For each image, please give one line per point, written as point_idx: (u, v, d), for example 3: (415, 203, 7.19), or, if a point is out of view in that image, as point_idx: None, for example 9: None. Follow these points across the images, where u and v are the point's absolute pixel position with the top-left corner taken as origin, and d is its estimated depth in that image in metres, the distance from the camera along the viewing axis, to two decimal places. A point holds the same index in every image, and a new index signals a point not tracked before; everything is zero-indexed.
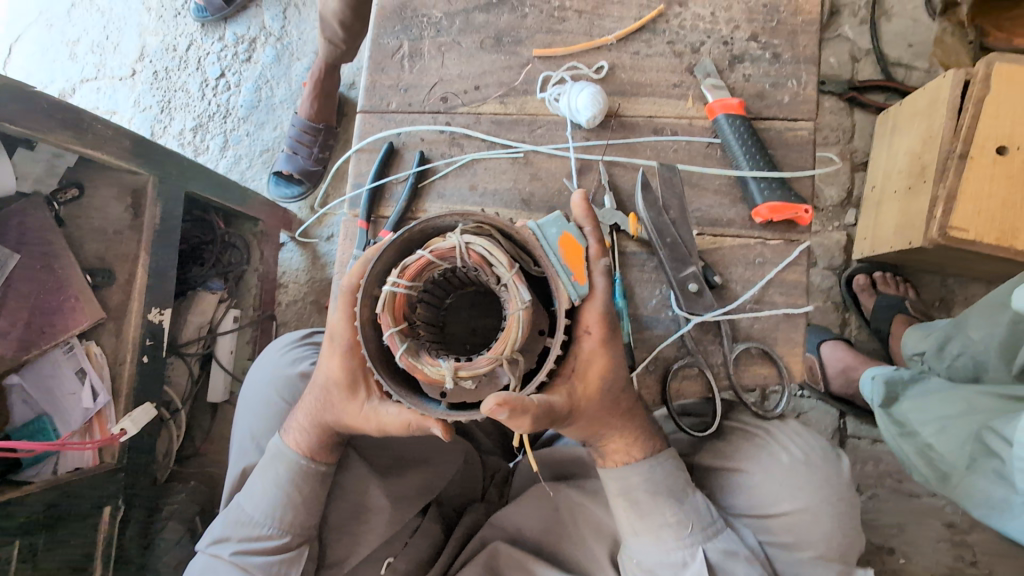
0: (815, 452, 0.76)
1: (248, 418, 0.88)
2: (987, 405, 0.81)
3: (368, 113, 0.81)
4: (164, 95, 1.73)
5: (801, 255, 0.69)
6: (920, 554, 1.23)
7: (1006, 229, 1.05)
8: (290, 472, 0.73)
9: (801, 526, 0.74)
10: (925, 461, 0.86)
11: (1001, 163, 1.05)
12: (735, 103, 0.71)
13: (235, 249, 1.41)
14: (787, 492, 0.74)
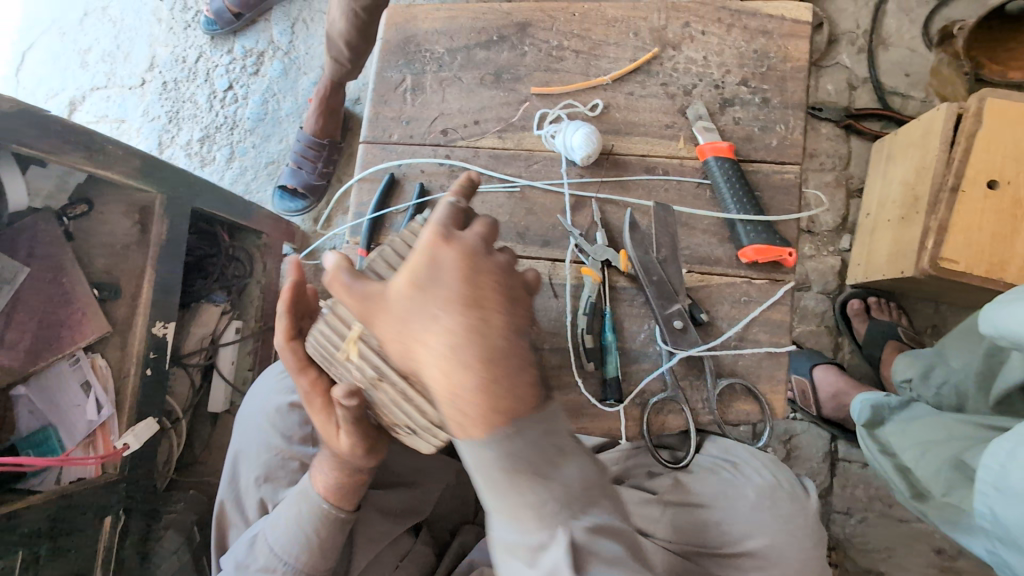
0: (780, 487, 0.78)
1: (250, 450, 0.88)
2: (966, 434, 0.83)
3: (370, 143, 0.84)
4: (172, 106, 1.77)
5: (785, 295, 0.72)
6: None
7: (994, 261, 1.05)
8: (313, 513, 0.75)
9: (769, 562, 0.74)
10: (906, 481, 0.89)
11: (991, 198, 1.06)
12: (725, 146, 0.74)
13: (239, 262, 1.44)
14: (752, 529, 0.75)
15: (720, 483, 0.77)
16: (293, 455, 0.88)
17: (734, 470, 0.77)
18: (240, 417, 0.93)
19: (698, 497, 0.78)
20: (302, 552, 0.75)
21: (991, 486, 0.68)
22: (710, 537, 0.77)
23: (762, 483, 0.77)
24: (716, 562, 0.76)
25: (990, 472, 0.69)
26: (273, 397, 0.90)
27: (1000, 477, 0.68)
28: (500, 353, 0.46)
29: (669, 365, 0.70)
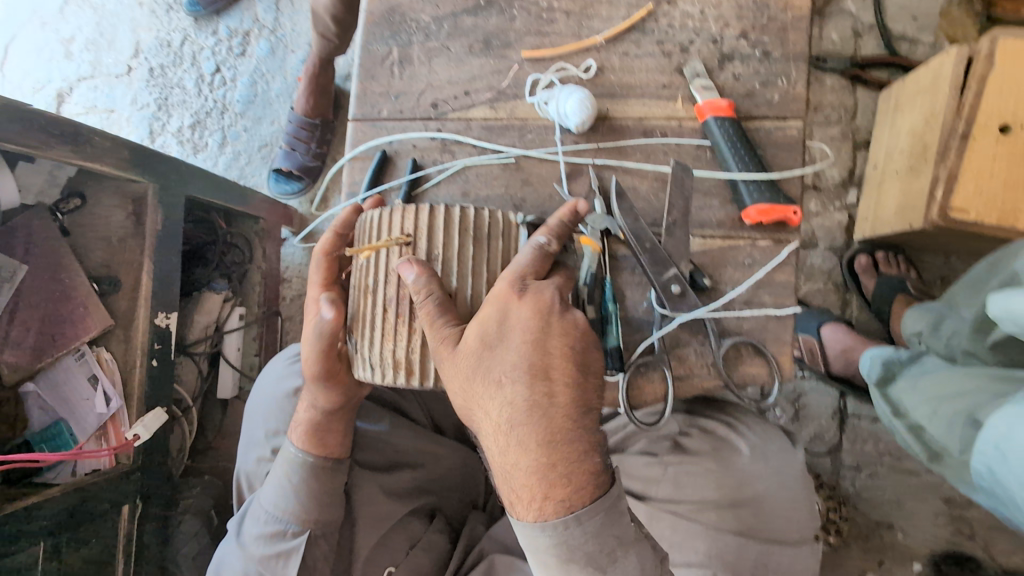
0: (771, 443, 0.83)
1: (255, 425, 0.93)
2: (971, 388, 0.81)
3: (359, 121, 0.82)
4: (161, 92, 1.73)
5: (790, 255, 0.70)
6: (918, 529, 1.26)
7: (1008, 210, 1.03)
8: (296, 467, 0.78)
9: (766, 510, 0.78)
10: (921, 442, 0.90)
11: (1004, 143, 1.01)
12: (724, 104, 0.71)
13: (237, 249, 1.43)
14: (746, 478, 0.80)
15: (715, 441, 0.83)
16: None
17: (727, 428, 0.84)
18: (251, 401, 0.96)
19: (694, 454, 0.82)
20: (296, 505, 0.78)
21: (992, 446, 0.69)
22: (714, 491, 0.79)
23: (755, 439, 0.83)
24: (717, 515, 0.77)
25: (996, 432, 0.68)
26: (279, 381, 0.92)
27: (1002, 437, 0.67)
28: (562, 430, 0.55)
29: (673, 331, 0.69)
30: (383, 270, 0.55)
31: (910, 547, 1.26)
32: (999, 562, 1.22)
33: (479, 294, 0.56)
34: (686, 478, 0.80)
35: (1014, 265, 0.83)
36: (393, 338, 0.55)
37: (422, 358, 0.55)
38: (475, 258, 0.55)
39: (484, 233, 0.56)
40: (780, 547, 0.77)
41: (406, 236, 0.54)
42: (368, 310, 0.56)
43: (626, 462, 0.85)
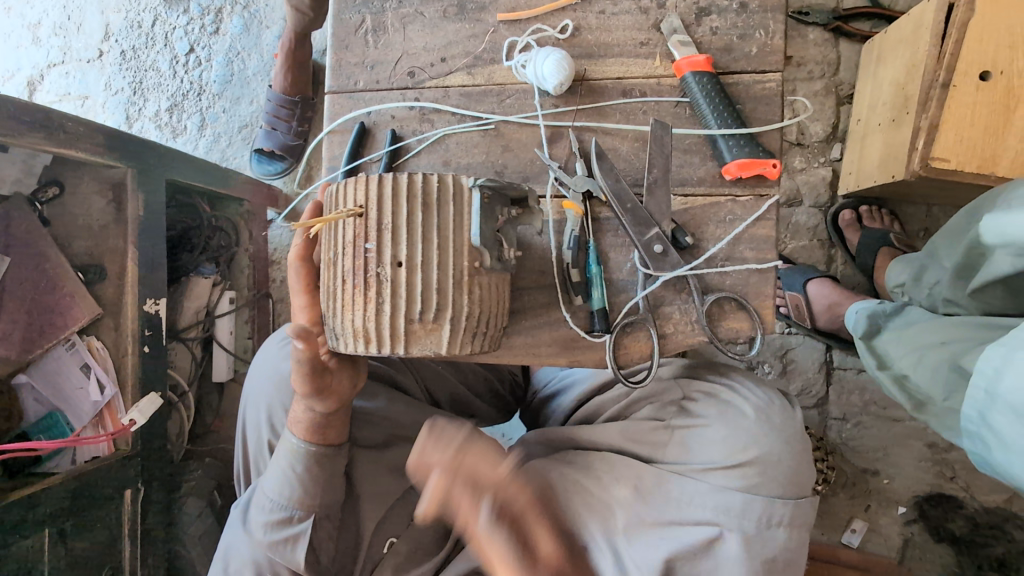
0: (774, 405, 0.80)
1: (253, 409, 0.92)
2: (957, 336, 0.84)
3: (336, 94, 0.81)
4: (135, 76, 1.69)
5: (771, 209, 0.70)
6: (902, 473, 1.30)
7: (988, 156, 1.04)
8: (297, 455, 0.78)
9: (768, 471, 0.76)
10: (904, 392, 0.90)
11: (983, 90, 1.02)
12: (702, 59, 0.70)
13: (223, 232, 1.41)
14: (749, 441, 0.77)
15: (719, 404, 0.81)
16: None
17: (730, 390, 0.82)
18: (247, 385, 0.96)
19: (697, 417, 0.81)
20: (299, 489, 0.78)
21: (982, 389, 0.71)
22: (714, 454, 0.78)
23: (759, 402, 0.80)
24: (723, 475, 0.76)
25: (985, 375, 0.70)
26: (275, 365, 0.92)
27: (992, 379, 0.69)
28: None
29: (656, 291, 0.70)
30: (341, 244, 0.56)
31: (895, 491, 1.30)
32: (980, 501, 1.27)
33: (432, 259, 0.54)
34: (681, 442, 0.81)
35: (992, 211, 0.84)
36: (350, 309, 0.55)
37: (377, 325, 0.55)
38: (425, 224, 0.54)
39: (434, 199, 0.54)
40: (784, 503, 0.75)
41: (356, 206, 0.54)
42: (330, 281, 0.57)
43: (628, 426, 0.83)
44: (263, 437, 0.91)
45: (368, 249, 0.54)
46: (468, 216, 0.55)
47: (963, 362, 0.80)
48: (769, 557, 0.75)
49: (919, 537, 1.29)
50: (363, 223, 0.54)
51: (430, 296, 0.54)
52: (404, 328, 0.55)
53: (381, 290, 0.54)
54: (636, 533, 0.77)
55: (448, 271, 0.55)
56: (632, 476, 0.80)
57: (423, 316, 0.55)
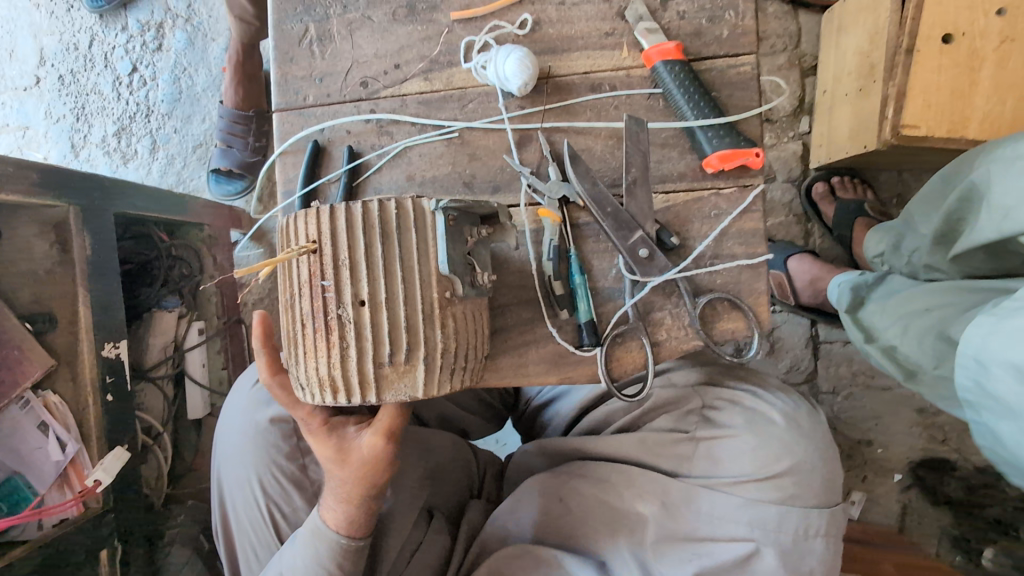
0: (801, 412, 0.78)
1: (232, 465, 0.86)
2: (946, 302, 0.80)
3: (284, 111, 0.75)
4: (76, 101, 1.59)
5: (756, 200, 0.67)
6: (896, 442, 1.30)
7: (958, 120, 1.01)
8: (327, 550, 0.72)
9: (803, 479, 0.75)
10: (895, 362, 0.87)
11: (947, 54, 0.98)
12: (673, 47, 0.66)
13: (184, 262, 1.34)
14: (783, 450, 0.75)
15: (745, 411, 0.78)
16: (284, 470, 0.84)
17: (754, 397, 0.79)
18: (219, 438, 0.90)
19: (724, 427, 0.78)
20: (336, 558, 0.73)
21: (972, 359, 0.67)
22: (746, 466, 0.75)
23: (788, 408, 0.78)
24: (758, 488, 0.74)
25: (973, 344, 0.67)
26: (250, 411, 0.87)
27: (981, 349, 0.66)
28: None
29: (645, 297, 0.67)
30: (297, 285, 0.51)
31: (889, 460, 1.30)
32: (972, 462, 1.26)
33: (396, 294, 0.50)
34: (707, 453, 0.78)
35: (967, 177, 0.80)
36: (313, 356, 0.51)
37: (343, 373, 0.50)
38: (384, 254, 0.50)
39: (394, 226, 0.50)
40: (818, 512, 0.75)
41: (310, 242, 0.50)
42: (291, 327, 0.53)
43: (646, 437, 0.80)
44: (245, 490, 0.85)
45: (326, 288, 0.50)
46: (433, 243, 0.51)
47: (949, 329, 0.78)
48: (802, 566, 0.75)
49: (916, 503, 1.29)
50: (319, 261, 0.50)
51: (398, 334, 0.50)
52: (373, 373, 0.50)
53: (345, 333, 0.50)
54: (667, 547, 0.75)
55: (416, 304, 0.50)
56: (659, 491, 0.76)
57: (393, 358, 0.50)
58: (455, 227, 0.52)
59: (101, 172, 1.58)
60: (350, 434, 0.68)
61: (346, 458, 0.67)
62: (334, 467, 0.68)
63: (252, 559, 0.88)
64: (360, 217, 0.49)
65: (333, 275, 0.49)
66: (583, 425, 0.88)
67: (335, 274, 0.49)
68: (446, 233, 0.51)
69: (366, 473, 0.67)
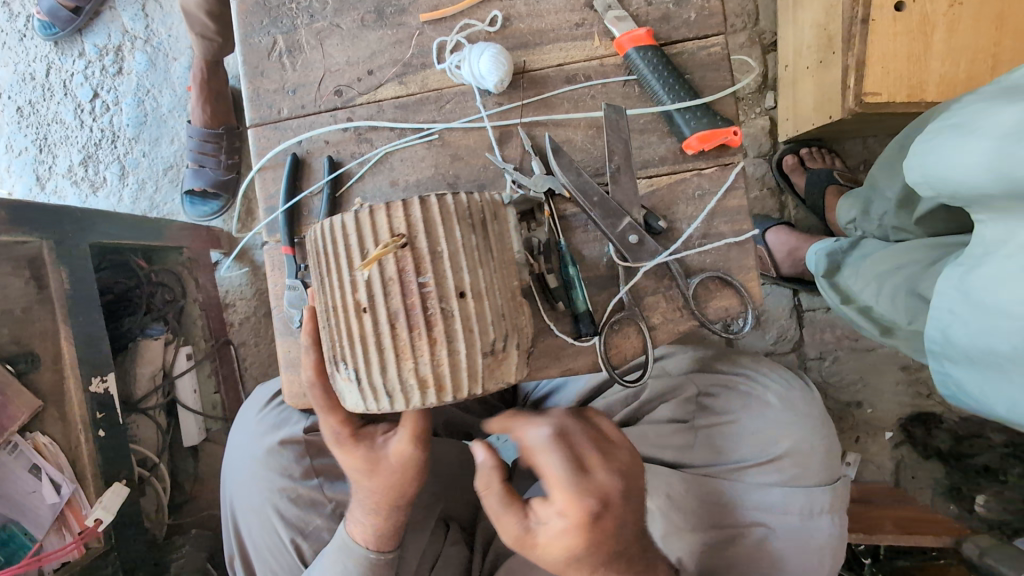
0: (797, 389, 0.79)
1: (247, 493, 0.85)
2: (911, 259, 0.83)
3: (259, 126, 0.74)
4: (37, 132, 1.55)
5: (737, 178, 0.68)
6: (883, 401, 1.33)
7: (916, 84, 1.02)
8: (360, 565, 0.73)
9: (805, 457, 0.76)
10: (869, 320, 0.91)
11: (901, 20, 0.99)
12: (643, 33, 0.67)
13: (166, 287, 1.32)
14: (782, 430, 0.76)
15: (740, 396, 0.79)
16: (300, 491, 0.84)
17: (748, 380, 0.80)
18: (228, 470, 0.89)
19: (723, 414, 0.79)
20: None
21: (948, 310, 0.68)
22: (747, 450, 0.77)
23: (780, 388, 0.79)
24: (759, 472, 0.76)
25: (943, 294, 0.69)
26: (258, 437, 0.86)
27: (960, 298, 0.67)
28: None
29: (638, 283, 0.68)
30: (383, 283, 0.48)
31: (879, 419, 1.33)
32: (957, 412, 1.30)
33: (492, 285, 0.51)
34: (710, 440, 0.79)
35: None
36: (411, 355, 0.48)
37: (452, 369, 0.49)
38: (474, 244, 0.50)
39: (480, 218, 0.51)
40: (822, 489, 0.76)
41: (400, 237, 0.48)
42: (369, 330, 0.49)
43: (648, 430, 0.82)
44: (262, 516, 0.84)
45: (424, 284, 0.48)
46: (509, 232, 0.54)
47: (919, 285, 0.80)
48: (813, 546, 0.76)
49: (908, 458, 1.32)
50: (412, 255, 0.48)
51: (502, 322, 0.51)
52: (479, 366, 0.50)
53: (450, 328, 0.48)
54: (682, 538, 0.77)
55: (503, 295, 0.52)
56: (664, 484, 0.77)
57: (496, 346, 0.50)
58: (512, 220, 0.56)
59: (70, 203, 1.54)
60: (379, 443, 0.65)
61: (377, 468, 0.65)
62: (365, 478, 0.66)
63: None
64: (456, 208, 0.50)
65: (438, 267, 0.48)
66: None
67: (438, 265, 0.48)
68: (513, 226, 0.55)
69: (399, 480, 0.65)
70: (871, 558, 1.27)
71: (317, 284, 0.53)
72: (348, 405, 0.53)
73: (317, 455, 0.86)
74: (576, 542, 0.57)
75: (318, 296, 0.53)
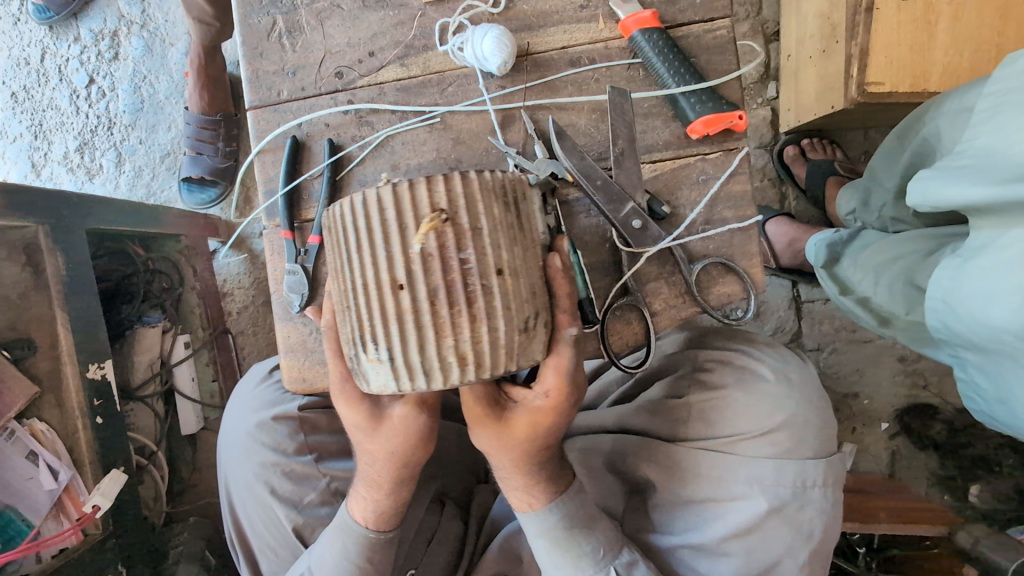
0: (792, 367, 0.78)
1: (241, 471, 0.85)
2: (910, 249, 0.83)
3: (258, 108, 0.73)
4: (33, 118, 1.53)
5: (742, 163, 0.67)
6: (880, 392, 1.34)
7: (918, 73, 1.02)
8: (359, 544, 0.73)
9: (797, 431, 0.74)
10: (868, 311, 0.90)
11: (906, 7, 0.98)
12: (649, 15, 0.66)
13: (163, 274, 1.32)
14: (775, 405, 0.74)
15: (737, 370, 0.78)
16: (293, 467, 0.83)
17: (745, 355, 0.79)
18: (223, 446, 0.89)
19: (716, 388, 0.77)
20: (366, 554, 0.73)
21: (942, 302, 0.69)
22: (741, 423, 0.75)
23: (775, 362, 0.78)
24: (754, 445, 0.74)
25: (941, 287, 0.69)
26: (252, 413, 0.86)
27: (950, 291, 0.67)
28: None
29: (641, 268, 0.67)
30: (423, 260, 0.47)
31: (875, 410, 1.33)
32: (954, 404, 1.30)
33: (522, 264, 0.50)
34: (701, 415, 0.77)
35: (923, 132, 0.83)
36: (450, 332, 0.48)
37: (492, 346, 0.48)
38: (510, 222, 0.50)
39: (514, 196, 0.51)
40: (814, 463, 0.74)
41: (441, 211, 0.47)
42: (406, 307, 0.48)
43: (646, 407, 0.82)
44: (255, 491, 0.84)
45: (464, 260, 0.48)
46: (536, 211, 0.55)
47: (917, 277, 0.80)
48: (804, 521, 0.74)
49: (903, 449, 1.33)
50: (452, 230, 0.48)
51: (534, 300, 0.51)
52: (515, 343, 0.50)
53: (488, 305, 0.48)
54: (675, 509, 0.77)
55: (535, 273, 0.52)
56: (660, 459, 0.78)
57: (529, 323, 0.51)
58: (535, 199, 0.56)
59: (67, 190, 1.52)
60: (383, 404, 0.64)
61: (378, 428, 0.63)
62: (364, 438, 0.64)
63: (266, 562, 0.86)
64: (493, 187, 0.49)
65: (477, 244, 0.48)
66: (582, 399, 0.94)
67: (476, 242, 0.48)
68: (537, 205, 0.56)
69: (400, 446, 0.64)
70: (865, 546, 1.28)
71: (339, 260, 0.51)
72: (374, 387, 0.52)
73: (312, 432, 0.86)
74: (543, 420, 0.61)
75: (341, 273, 0.51)
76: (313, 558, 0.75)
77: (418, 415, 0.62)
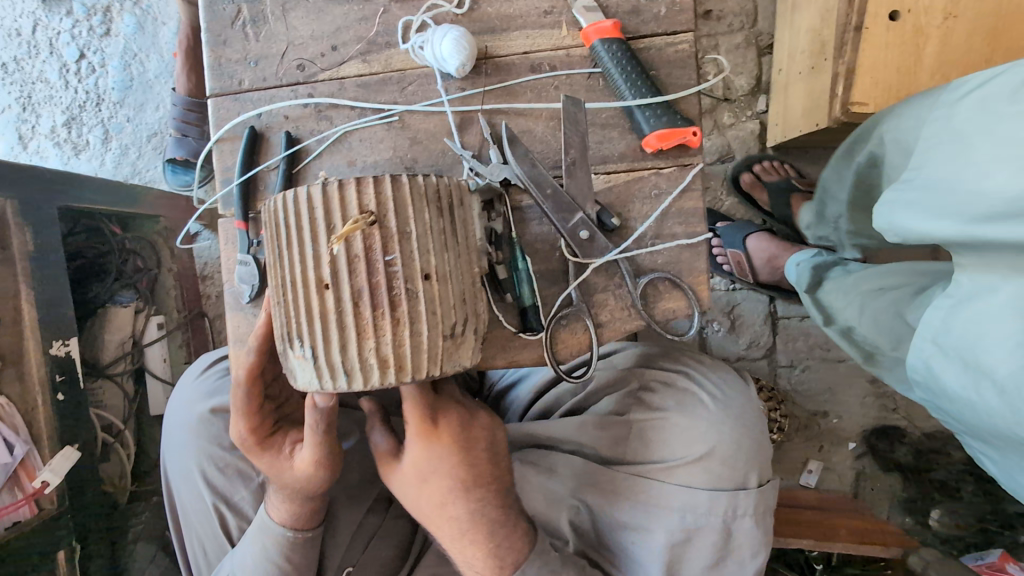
0: (732, 389, 0.78)
1: (176, 455, 0.86)
2: (897, 282, 0.81)
3: (219, 96, 0.73)
4: (21, 90, 1.52)
5: (695, 179, 0.67)
6: (849, 411, 1.34)
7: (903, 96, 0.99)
8: (279, 545, 0.73)
9: (727, 458, 0.75)
10: (855, 346, 0.87)
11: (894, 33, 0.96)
12: (610, 25, 0.65)
13: (140, 255, 1.31)
14: (708, 433, 0.75)
15: (677, 393, 0.78)
16: (228, 461, 0.83)
17: (688, 377, 0.79)
18: (167, 436, 0.88)
19: (657, 409, 0.78)
20: (286, 554, 0.74)
21: (932, 343, 0.64)
22: (672, 447, 0.76)
23: (716, 390, 0.78)
24: (687, 472, 0.75)
25: (931, 326, 0.64)
26: (192, 403, 0.85)
27: (937, 332, 0.63)
28: None
29: (589, 279, 0.67)
30: (348, 261, 0.48)
31: (844, 429, 1.34)
32: (920, 428, 1.31)
33: (449, 267, 0.51)
34: (642, 437, 0.77)
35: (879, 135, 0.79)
36: (372, 334, 0.48)
37: (414, 350, 0.49)
38: (442, 228, 0.51)
39: (447, 204, 0.52)
40: (745, 493, 0.75)
41: (369, 214, 0.48)
42: (331, 307, 0.49)
43: (589, 420, 0.81)
44: (189, 481, 0.84)
45: (391, 263, 0.48)
46: (473, 219, 0.55)
47: (904, 309, 0.78)
48: (731, 545, 0.76)
49: (869, 468, 1.33)
50: (380, 233, 0.48)
51: (462, 308, 0.52)
52: (440, 348, 0.51)
53: (407, 311, 0.49)
54: (612, 533, 0.78)
55: (464, 281, 0.53)
56: (606, 484, 0.77)
57: (453, 330, 0.51)
58: (471, 202, 0.57)
59: (52, 165, 1.52)
60: (286, 452, 0.68)
61: (280, 472, 0.67)
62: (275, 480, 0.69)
63: (197, 553, 0.87)
64: (419, 191, 0.50)
65: (402, 250, 0.49)
66: (537, 406, 0.90)
67: (404, 249, 0.49)
68: (473, 213, 0.56)
69: (307, 487, 0.67)
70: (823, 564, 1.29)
71: (272, 256, 0.52)
72: (301, 384, 0.52)
73: None
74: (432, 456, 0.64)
75: (274, 268, 0.52)
76: (237, 560, 0.77)
77: (319, 474, 0.65)
